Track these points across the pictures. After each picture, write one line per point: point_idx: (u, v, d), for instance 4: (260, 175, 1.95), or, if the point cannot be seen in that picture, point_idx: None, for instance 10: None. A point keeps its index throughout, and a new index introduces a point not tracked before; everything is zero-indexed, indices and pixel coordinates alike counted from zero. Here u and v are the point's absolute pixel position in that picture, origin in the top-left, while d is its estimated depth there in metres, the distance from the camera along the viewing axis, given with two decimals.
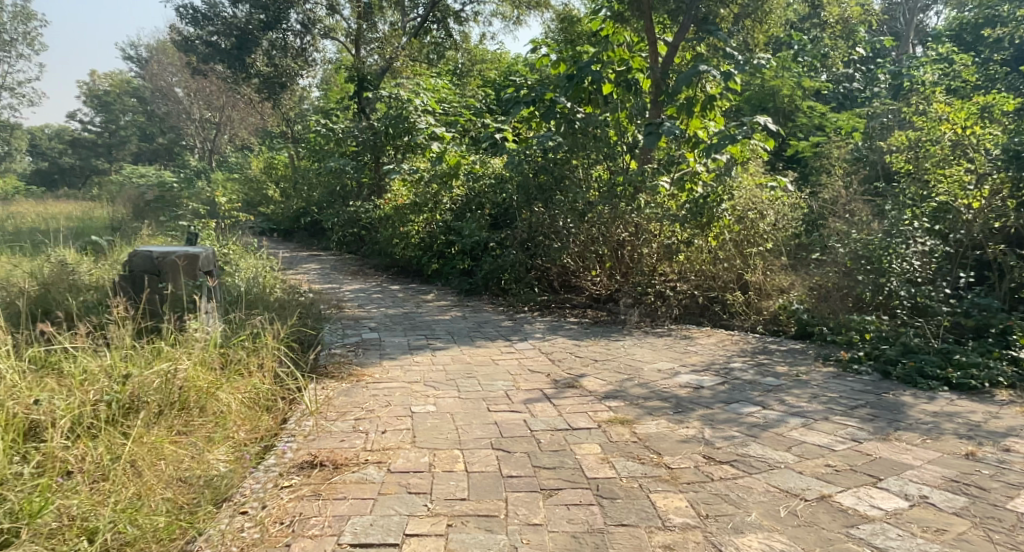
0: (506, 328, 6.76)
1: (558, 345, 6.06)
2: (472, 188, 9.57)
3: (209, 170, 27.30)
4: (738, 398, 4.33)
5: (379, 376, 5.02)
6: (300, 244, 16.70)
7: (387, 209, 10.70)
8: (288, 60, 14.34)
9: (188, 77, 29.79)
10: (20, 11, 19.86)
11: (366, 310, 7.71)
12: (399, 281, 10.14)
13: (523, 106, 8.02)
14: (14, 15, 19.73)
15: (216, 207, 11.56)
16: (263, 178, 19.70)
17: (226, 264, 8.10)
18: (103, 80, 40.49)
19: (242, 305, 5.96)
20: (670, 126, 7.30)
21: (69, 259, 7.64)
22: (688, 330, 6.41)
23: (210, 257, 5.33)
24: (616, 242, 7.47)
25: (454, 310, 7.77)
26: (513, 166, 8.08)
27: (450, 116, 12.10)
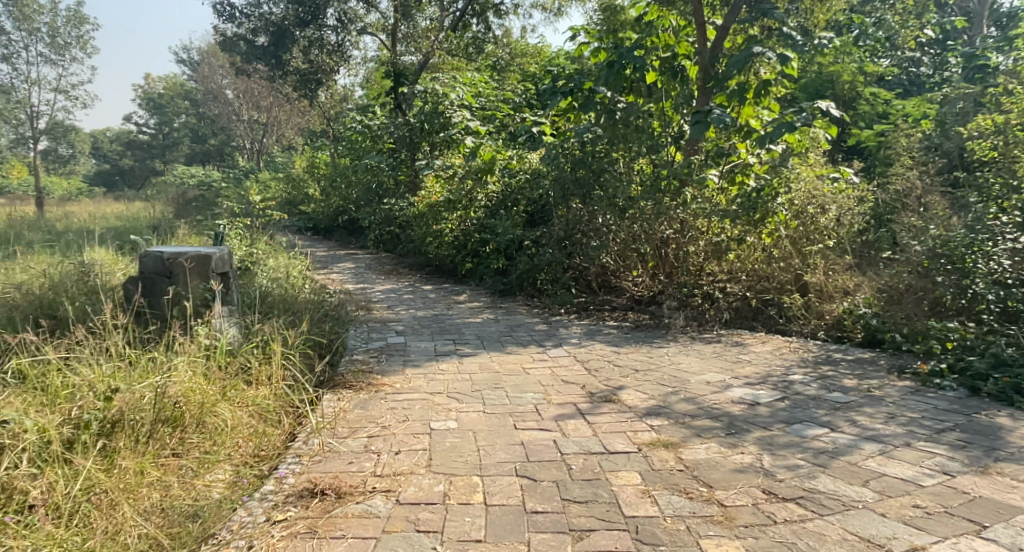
0: (540, 333, 6.31)
1: (596, 352, 5.59)
2: (508, 184, 9.24)
3: (254, 170, 27.55)
4: (800, 417, 3.80)
5: (400, 386, 4.64)
6: (339, 243, 16.56)
7: (420, 207, 10.35)
8: (325, 57, 14.15)
9: (234, 78, 30.11)
10: (71, 15, 20.21)
11: (394, 312, 7.36)
12: (433, 281, 9.80)
13: (560, 96, 7.61)
14: (67, 19, 20.00)
15: (250, 206, 11.40)
16: (303, 177, 19.67)
17: (253, 263, 7.87)
18: (154, 83, 41.40)
19: (259, 308, 5.62)
20: (719, 114, 6.75)
21: (95, 259, 7.48)
22: (739, 336, 5.86)
23: (225, 258, 5.00)
24: (659, 240, 6.91)
25: (486, 313, 7.38)
26: (550, 159, 7.75)
27: (488, 111, 11.70)
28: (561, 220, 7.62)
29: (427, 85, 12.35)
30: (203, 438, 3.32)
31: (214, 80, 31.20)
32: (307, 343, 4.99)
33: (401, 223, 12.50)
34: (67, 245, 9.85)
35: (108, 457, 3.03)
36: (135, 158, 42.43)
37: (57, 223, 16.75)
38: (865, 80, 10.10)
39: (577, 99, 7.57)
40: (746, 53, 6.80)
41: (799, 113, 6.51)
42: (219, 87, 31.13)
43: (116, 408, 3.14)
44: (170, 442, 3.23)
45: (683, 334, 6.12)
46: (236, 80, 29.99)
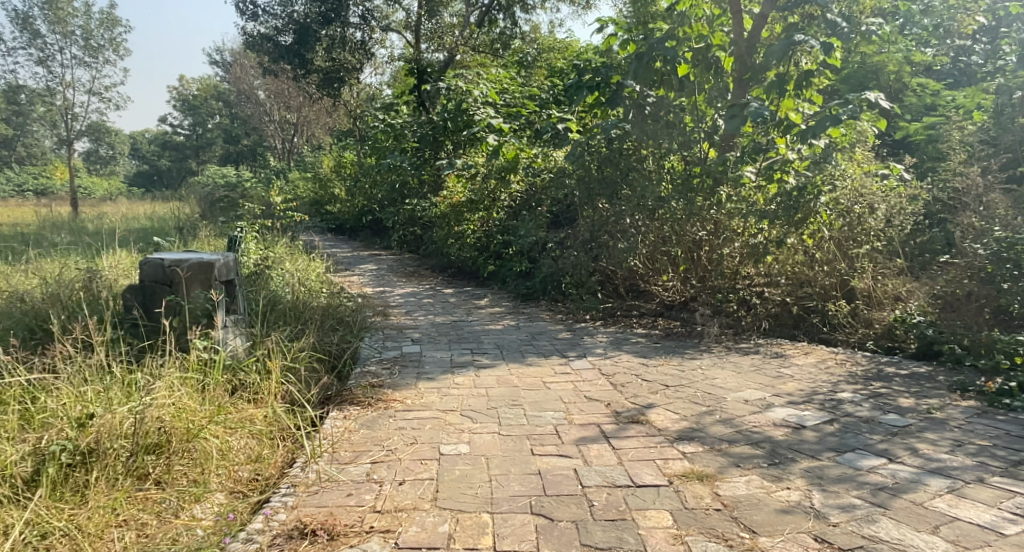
0: (563, 342, 5.96)
1: (623, 363, 5.22)
2: (532, 183, 8.95)
3: (284, 171, 27.63)
4: (853, 444, 3.40)
5: (412, 403, 4.34)
6: (365, 244, 16.40)
7: (442, 207, 10.10)
8: (348, 54, 13.93)
9: (264, 79, 30.22)
10: (101, 17, 20.36)
11: (412, 318, 7.07)
12: (455, 284, 9.52)
13: (586, 90, 7.21)
14: (100, 22, 20.14)
15: (271, 207, 11.23)
16: (328, 176, 19.56)
17: (270, 267, 7.66)
18: (187, 84, 41.88)
19: (267, 317, 5.35)
20: (757, 106, 6.24)
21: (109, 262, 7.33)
22: (779, 346, 5.45)
23: (229, 265, 4.72)
24: (691, 242, 6.57)
25: (507, 319, 7.05)
26: (575, 159, 7.29)
27: (512, 107, 11.35)
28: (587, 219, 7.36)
29: (450, 81, 12.04)
30: (191, 466, 3.04)
31: (243, 81, 31.36)
32: (314, 354, 4.71)
33: (424, 224, 12.24)
34: (87, 248, 9.76)
35: (80, 492, 2.78)
36: (170, 159, 43.07)
37: (87, 225, 16.87)
38: (911, 70, 9.58)
39: (603, 94, 7.19)
40: (786, 42, 6.37)
41: (844, 105, 6.00)
42: (248, 88, 31.28)
43: (89, 437, 2.88)
44: (154, 472, 2.95)
45: (717, 343, 5.71)
46: (265, 80, 30.10)
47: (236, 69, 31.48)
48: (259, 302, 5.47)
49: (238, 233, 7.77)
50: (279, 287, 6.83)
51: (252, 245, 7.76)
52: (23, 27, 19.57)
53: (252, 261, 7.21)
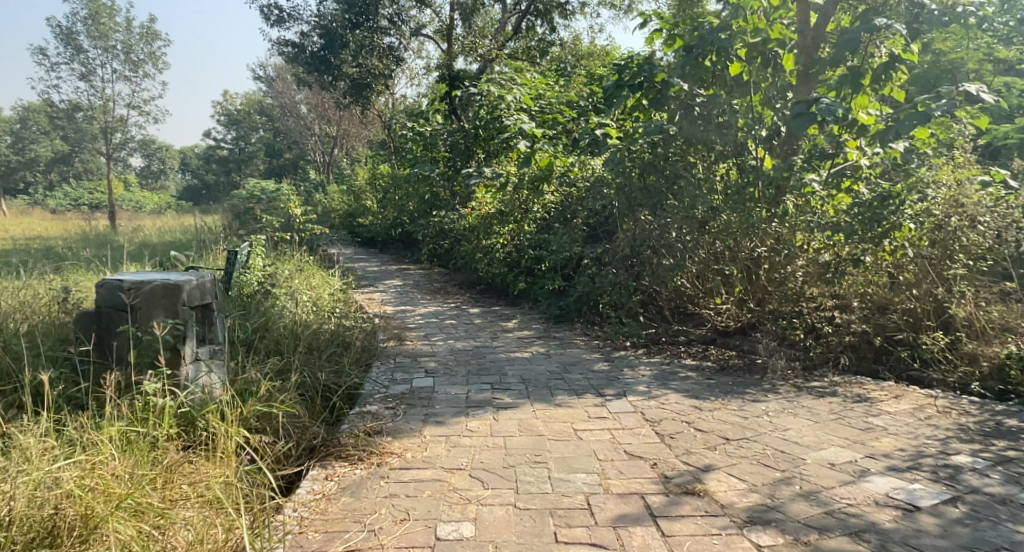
0: (599, 375, 5.12)
1: (671, 403, 4.37)
2: (567, 194, 8.26)
3: (319, 184, 27.32)
4: (994, 544, 2.57)
5: (412, 457, 3.58)
6: (395, 258, 15.73)
7: (471, 220, 9.40)
8: (376, 60, 13.33)
9: (302, 92, 30.10)
10: (140, 30, 20.23)
11: (430, 342, 6.33)
12: (483, 303, 8.77)
13: (627, 91, 6.36)
14: (142, 35, 20.11)
15: (291, 218, 10.60)
16: (361, 188, 19.00)
17: (278, 283, 7.02)
18: (231, 100, 42.27)
19: (258, 349, 4.66)
20: (828, 103, 5.35)
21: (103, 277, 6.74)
22: (860, 386, 4.53)
23: (204, 287, 4.05)
24: (748, 258, 5.69)
25: (536, 345, 6.26)
26: (615, 164, 6.54)
27: (547, 113, 10.58)
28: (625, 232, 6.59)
29: (482, 85, 11.32)
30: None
31: (284, 95, 31.27)
32: (296, 397, 3.93)
33: (453, 237, 11.50)
34: (97, 263, 9.25)
35: None
36: (211, 172, 43.44)
37: (118, 238, 16.57)
38: (992, 68, 8.60)
39: (646, 94, 6.34)
40: (863, 27, 5.39)
41: (935, 100, 5.12)
42: (289, 101, 31.12)
43: None
44: None
45: (783, 380, 4.79)
46: (305, 93, 29.99)
47: (276, 82, 31.42)
48: (245, 331, 4.75)
49: (245, 247, 7.12)
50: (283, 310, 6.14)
51: (259, 260, 7.12)
52: (66, 41, 19.54)
53: (256, 279, 6.55)
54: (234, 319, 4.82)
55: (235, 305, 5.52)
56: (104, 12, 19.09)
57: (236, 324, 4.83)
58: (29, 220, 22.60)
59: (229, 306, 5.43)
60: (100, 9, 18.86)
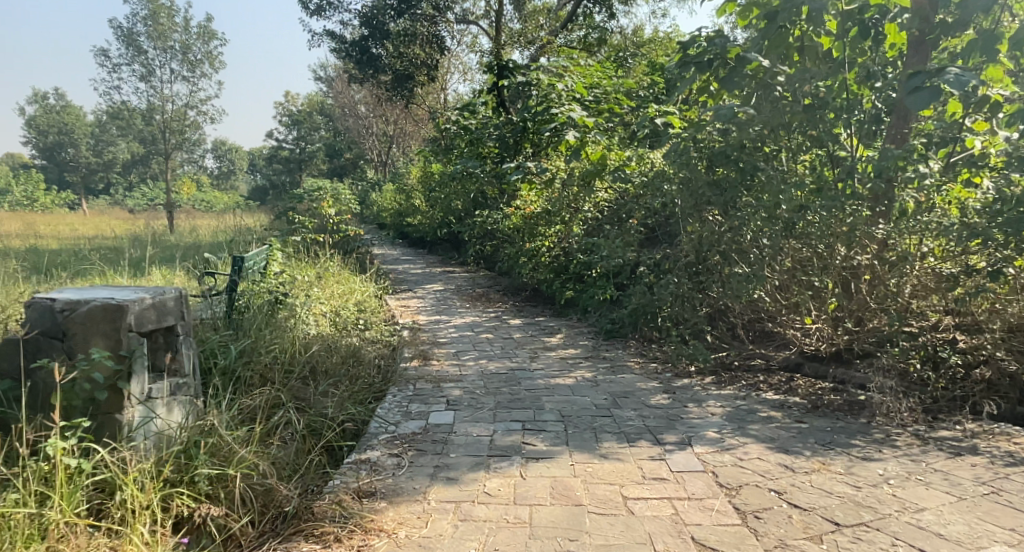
0: (656, 412, 4.15)
1: (754, 457, 3.38)
2: (622, 192, 7.30)
3: (373, 185, 26.93)
4: None
5: (409, 536, 2.72)
6: (441, 259, 14.97)
7: (514, 220, 8.52)
8: (418, 48, 12.50)
9: (358, 90, 29.78)
10: (199, 30, 19.97)
11: (459, 363, 5.48)
12: (527, 313, 7.90)
13: (693, 66, 5.18)
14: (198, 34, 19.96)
15: (325, 219, 9.90)
16: (411, 186, 18.36)
17: (293, 292, 6.28)
18: (292, 102, 42.51)
19: (235, 382, 3.80)
20: (956, 74, 4.05)
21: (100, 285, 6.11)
22: (1007, 440, 3.45)
23: (165, 307, 3.26)
24: (844, 268, 4.59)
25: (582, 368, 5.33)
26: (676, 155, 5.57)
27: (601, 103, 9.58)
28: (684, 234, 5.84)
29: (532, 74, 10.37)
30: None
31: (343, 95, 31.08)
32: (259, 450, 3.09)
33: (498, 239, 10.63)
34: (121, 267, 8.72)
35: None
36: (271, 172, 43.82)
37: (169, 239, 16.36)
38: None
39: (716, 73, 5.16)
40: None
41: None
42: (348, 101, 30.88)
43: None
44: None
45: (898, 428, 3.72)
46: (362, 92, 29.68)
47: (336, 83, 31.28)
48: (225, 357, 3.90)
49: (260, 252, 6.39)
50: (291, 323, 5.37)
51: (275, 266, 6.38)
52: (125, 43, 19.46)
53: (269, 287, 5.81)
54: (212, 345, 3.97)
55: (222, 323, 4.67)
56: (162, 12, 18.94)
57: (213, 352, 3.97)
58: (90, 220, 22.82)
59: (216, 329, 4.61)
60: (159, 9, 18.70)
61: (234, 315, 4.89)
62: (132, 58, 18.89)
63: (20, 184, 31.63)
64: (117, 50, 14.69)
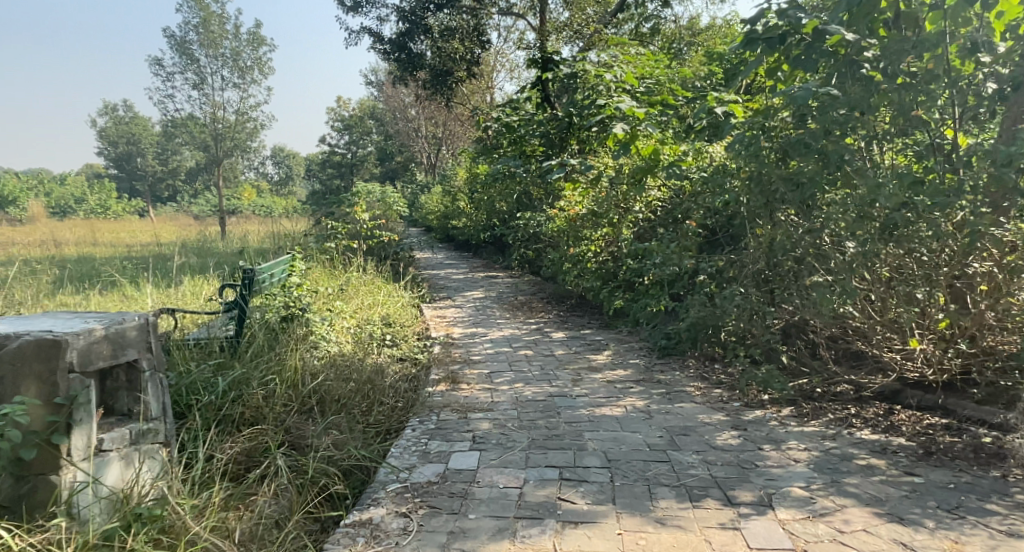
0: (723, 457, 3.41)
1: (857, 529, 2.64)
2: (678, 191, 6.59)
3: (422, 188, 26.59)
4: None
5: None
6: (486, 263, 14.35)
7: (558, 222, 7.84)
8: (457, 42, 11.87)
9: (406, 94, 29.50)
10: (248, 36, 19.81)
11: (491, 388, 4.82)
12: (572, 324, 7.21)
13: (760, 44, 4.28)
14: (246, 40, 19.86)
15: (359, 224, 9.37)
16: (457, 188, 17.84)
17: (314, 306, 5.75)
18: (343, 106, 42.62)
19: (224, 427, 3.29)
20: None
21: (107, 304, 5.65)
22: None
23: (122, 339, 2.72)
24: (957, 276, 3.79)
25: (633, 394, 4.61)
26: (739, 145, 4.71)
27: (654, 94, 8.75)
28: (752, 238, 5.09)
29: (579, 65, 9.61)
30: None
31: (393, 98, 30.81)
32: (216, 523, 2.65)
33: (543, 243, 9.94)
34: (148, 277, 8.35)
35: None
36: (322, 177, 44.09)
37: (214, 244, 16.24)
38: None
39: (788, 53, 4.32)
40: None
41: None
42: (398, 104, 30.66)
43: None
44: None
45: None
46: (410, 94, 29.32)
47: (385, 86, 31.09)
48: (214, 394, 3.38)
49: (281, 262, 5.86)
50: (304, 344, 4.82)
51: (295, 277, 5.84)
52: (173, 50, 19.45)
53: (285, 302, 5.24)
54: (196, 380, 3.41)
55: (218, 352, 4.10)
56: (213, 19, 18.85)
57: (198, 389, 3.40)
58: (144, 227, 23.00)
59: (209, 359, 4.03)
60: (210, 17, 18.59)
61: (238, 338, 4.34)
62: (184, 67, 18.86)
63: (84, 193, 32.47)
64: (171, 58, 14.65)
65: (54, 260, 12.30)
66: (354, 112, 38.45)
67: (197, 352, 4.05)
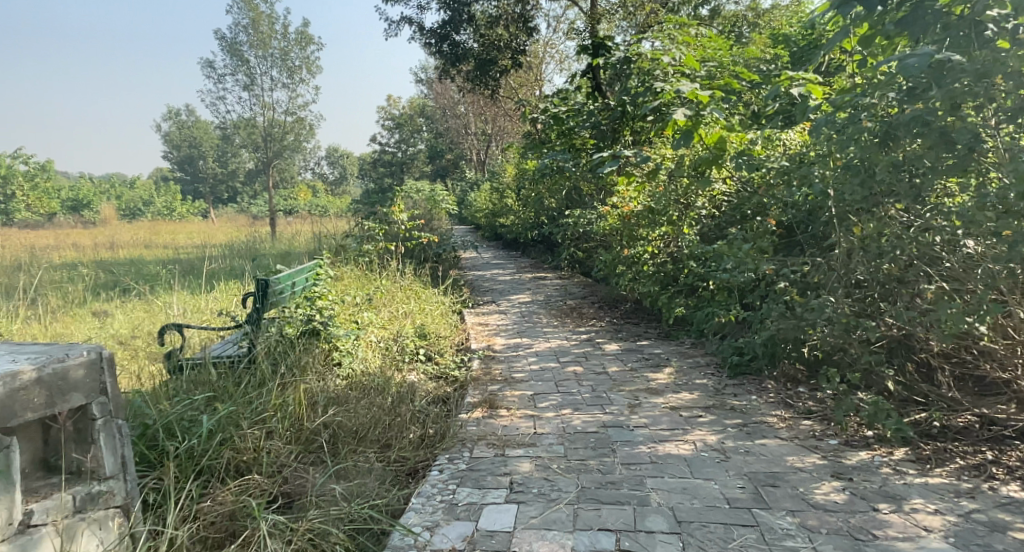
0: (829, 523, 2.72)
1: None
2: (748, 185, 5.86)
3: (471, 186, 26.13)
4: None
5: None
6: (534, 263, 13.70)
7: (611, 220, 7.18)
8: (501, 29, 11.17)
9: (455, 90, 29.01)
10: (296, 36, 19.53)
11: (536, 415, 4.18)
12: (628, 333, 6.53)
13: (854, 6, 3.54)
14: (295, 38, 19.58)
15: (397, 224, 8.82)
16: (503, 184, 17.23)
17: (340, 318, 5.18)
18: (393, 104, 42.41)
19: (209, 480, 2.74)
20: None
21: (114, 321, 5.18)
22: None
23: (62, 382, 2.17)
24: None
25: (703, 425, 3.91)
26: (827, 128, 3.98)
27: (716, 78, 7.93)
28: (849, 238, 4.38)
29: (632, 48, 8.82)
30: None
31: (442, 95, 30.36)
32: None
33: (594, 243, 9.24)
34: (174, 282, 7.93)
35: None
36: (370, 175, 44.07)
37: (260, 245, 16.01)
38: None
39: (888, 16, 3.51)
40: None
41: None
42: (448, 101, 30.20)
43: None
44: None
45: None
46: (458, 90, 28.82)
47: (434, 83, 30.64)
48: (197, 437, 2.81)
49: (306, 266, 5.31)
50: (321, 366, 4.27)
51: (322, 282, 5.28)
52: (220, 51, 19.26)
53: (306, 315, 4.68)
54: (174, 419, 2.85)
55: (213, 379, 3.53)
56: (263, 19, 18.65)
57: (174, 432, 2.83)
58: (195, 227, 23.07)
59: (203, 389, 3.47)
60: (259, 17, 18.40)
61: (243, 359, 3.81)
62: (235, 68, 18.70)
63: (141, 195, 32.97)
64: (223, 60, 14.47)
65: (96, 262, 12.10)
66: (403, 110, 38.21)
67: (187, 383, 3.50)
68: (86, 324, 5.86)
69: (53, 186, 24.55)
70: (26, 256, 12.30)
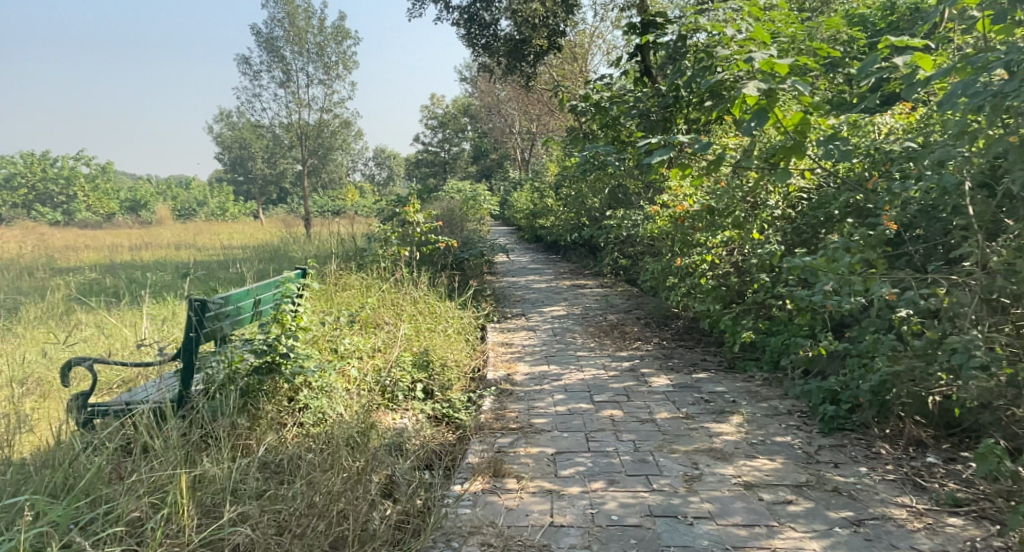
0: None
1: None
2: (844, 176, 4.65)
3: (513, 186, 25.12)
4: None
5: None
6: (574, 268, 12.54)
7: (661, 223, 6.00)
8: (537, 4, 9.96)
9: (498, 88, 28.02)
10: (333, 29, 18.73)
11: (556, 491, 3.05)
12: (680, 360, 5.34)
13: None
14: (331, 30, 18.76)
15: (413, 225, 7.72)
16: (543, 183, 16.12)
17: (319, 348, 4.02)
18: (437, 103, 41.79)
19: None
20: None
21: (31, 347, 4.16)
22: None
23: None
24: None
25: (799, 521, 2.73)
26: (969, 96, 3.16)
27: (789, 54, 6.67)
28: (1012, 249, 3.16)
29: (689, 22, 7.58)
30: None
31: (486, 93, 29.38)
32: None
33: (642, 249, 8.01)
34: (156, 289, 6.96)
35: None
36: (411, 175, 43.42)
37: (288, 247, 15.21)
38: None
39: None
40: None
41: None
42: (492, 99, 29.20)
43: None
44: None
45: None
46: (502, 88, 27.81)
47: (478, 81, 29.68)
48: None
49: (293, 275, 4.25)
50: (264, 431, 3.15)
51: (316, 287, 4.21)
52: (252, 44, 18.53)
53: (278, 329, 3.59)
54: None
55: (72, 470, 2.59)
56: (300, 13, 17.94)
57: None
58: (231, 227, 22.50)
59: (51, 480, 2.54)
60: (295, 11, 17.66)
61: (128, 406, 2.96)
62: (270, 64, 17.98)
63: (185, 194, 32.82)
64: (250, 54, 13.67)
65: (108, 261, 11.32)
66: (446, 109, 37.33)
67: (19, 476, 2.59)
68: (27, 336, 4.90)
69: (105, 187, 24.49)
70: (43, 257, 11.66)
